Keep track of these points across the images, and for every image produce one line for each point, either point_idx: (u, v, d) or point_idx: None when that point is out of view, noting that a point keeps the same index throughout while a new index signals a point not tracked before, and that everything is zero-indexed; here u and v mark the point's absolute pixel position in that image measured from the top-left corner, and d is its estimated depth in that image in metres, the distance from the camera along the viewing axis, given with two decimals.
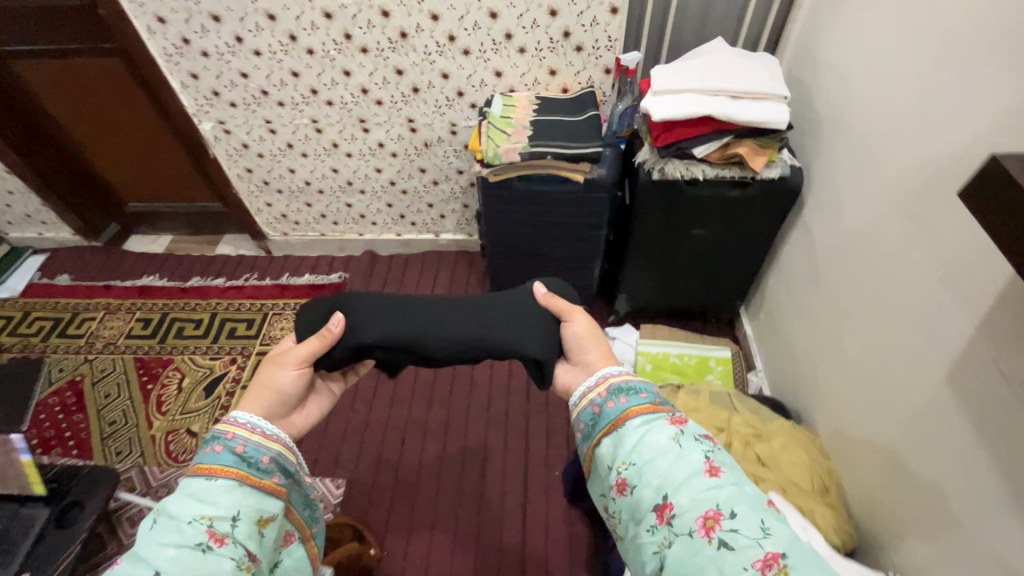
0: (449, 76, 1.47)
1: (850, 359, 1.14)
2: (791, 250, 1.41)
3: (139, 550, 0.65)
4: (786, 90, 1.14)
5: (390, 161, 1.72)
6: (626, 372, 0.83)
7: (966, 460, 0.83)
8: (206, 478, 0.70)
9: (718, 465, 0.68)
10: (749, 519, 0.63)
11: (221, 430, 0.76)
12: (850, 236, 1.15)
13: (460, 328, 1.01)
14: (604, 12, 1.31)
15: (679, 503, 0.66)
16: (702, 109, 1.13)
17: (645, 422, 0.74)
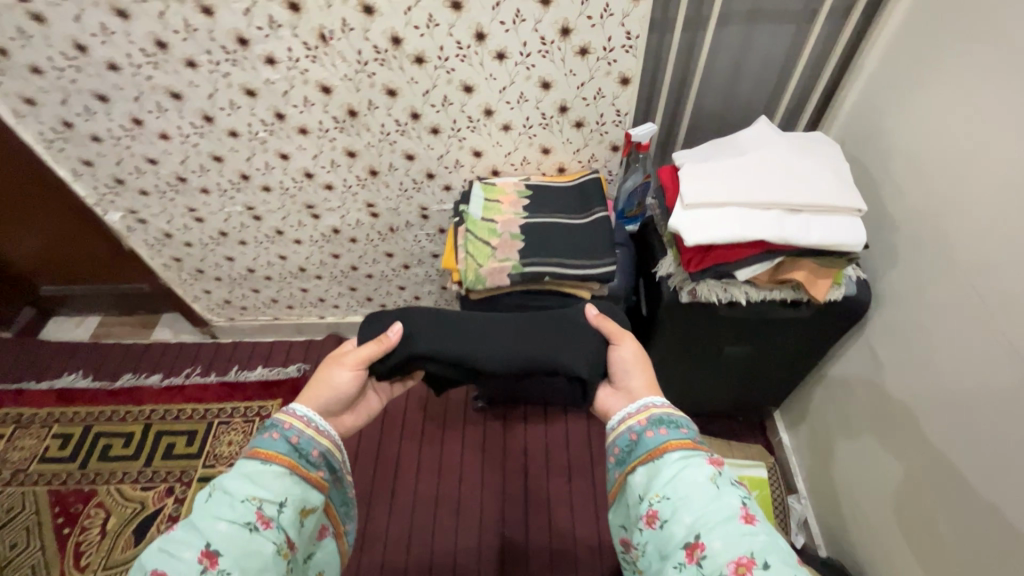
0: (415, 158, 1.16)
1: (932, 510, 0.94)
2: (847, 369, 1.15)
3: (189, 520, 0.66)
4: (860, 201, 0.86)
5: (349, 247, 1.42)
6: (669, 404, 0.81)
7: None
8: (262, 463, 0.72)
9: (756, 512, 0.65)
10: (782, 569, 0.60)
11: (279, 419, 0.78)
12: (953, 392, 0.89)
13: (514, 337, 0.91)
14: (611, 84, 1.01)
15: (710, 543, 0.63)
16: (750, 230, 0.85)
17: (682, 457, 0.72)
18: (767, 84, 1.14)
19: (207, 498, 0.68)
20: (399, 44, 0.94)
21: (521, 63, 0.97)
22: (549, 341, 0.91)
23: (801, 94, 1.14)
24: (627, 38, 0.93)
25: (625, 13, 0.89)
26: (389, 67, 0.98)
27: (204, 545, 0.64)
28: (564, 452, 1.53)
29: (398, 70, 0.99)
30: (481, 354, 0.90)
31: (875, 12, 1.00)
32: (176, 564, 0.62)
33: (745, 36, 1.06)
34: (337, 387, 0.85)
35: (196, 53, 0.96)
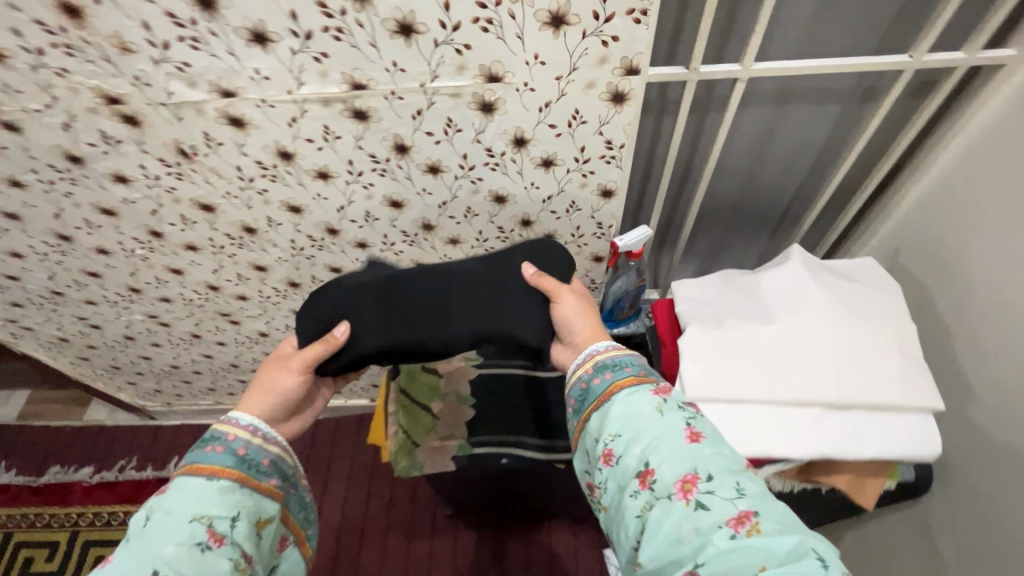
0: (342, 269, 0.91)
1: None
2: (887, 532, 0.90)
3: (117, 559, 0.47)
4: (936, 399, 0.60)
5: (283, 347, 1.17)
6: (615, 343, 0.61)
7: None
8: (205, 481, 0.51)
9: (704, 430, 0.51)
10: (729, 480, 0.48)
11: (220, 428, 0.56)
12: None
13: (483, 264, 0.67)
14: (588, 196, 0.74)
15: (658, 468, 0.50)
16: (780, 437, 0.61)
17: (628, 393, 0.55)
18: (801, 169, 0.86)
19: (143, 527, 0.48)
20: (291, 158, 0.68)
21: (463, 177, 0.71)
22: (519, 239, 0.70)
23: (847, 183, 0.86)
24: (607, 148, 0.66)
25: (602, 120, 0.62)
26: (283, 184, 0.72)
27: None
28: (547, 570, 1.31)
29: (297, 186, 0.72)
30: (459, 293, 0.64)
31: (958, 94, 0.71)
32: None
33: (772, 119, 0.78)
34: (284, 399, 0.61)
35: (18, 172, 0.70)
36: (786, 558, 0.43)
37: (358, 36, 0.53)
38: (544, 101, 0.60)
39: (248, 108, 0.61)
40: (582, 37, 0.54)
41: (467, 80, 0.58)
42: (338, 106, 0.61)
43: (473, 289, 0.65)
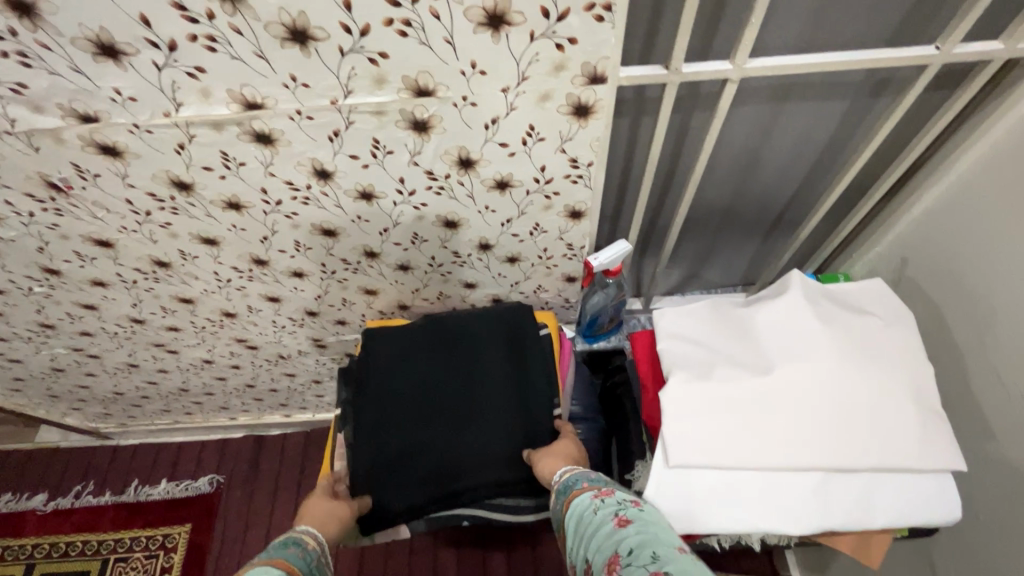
0: (282, 299, 0.79)
1: None
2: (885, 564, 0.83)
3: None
4: (955, 458, 0.52)
5: (233, 371, 1.06)
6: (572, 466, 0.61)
7: None
8: (285, 571, 0.48)
9: (630, 513, 0.48)
10: (644, 548, 0.44)
11: (296, 539, 0.55)
12: None
13: (498, 415, 0.68)
14: (554, 218, 0.63)
15: (590, 561, 0.47)
16: (779, 510, 0.52)
17: (569, 496, 0.55)
18: (802, 170, 0.75)
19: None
20: (190, 189, 0.56)
21: (403, 203, 0.59)
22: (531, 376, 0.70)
23: (854, 185, 0.76)
24: (572, 167, 0.55)
25: (564, 136, 0.51)
26: (188, 216, 0.60)
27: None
28: None
29: (206, 218, 0.60)
30: (463, 446, 0.67)
31: (989, 86, 0.60)
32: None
33: (769, 117, 0.67)
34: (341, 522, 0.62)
35: None
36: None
37: (238, 45, 0.41)
38: (490, 116, 0.48)
39: (119, 134, 0.49)
40: (530, 39, 0.42)
41: (390, 94, 0.46)
42: (232, 129, 0.48)
43: (477, 441, 0.67)
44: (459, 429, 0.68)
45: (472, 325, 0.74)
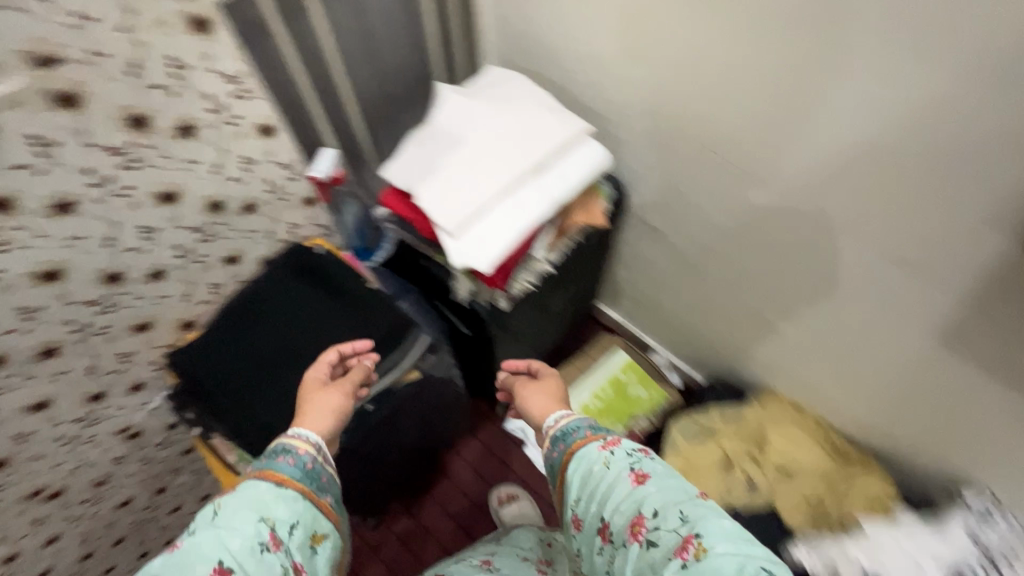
0: (53, 399, 0.70)
1: (750, 310, 1.08)
2: (631, 244, 1.21)
3: (186, 540, 0.47)
4: (581, 122, 0.80)
5: (55, 551, 0.88)
6: (566, 412, 0.73)
7: (867, 311, 0.86)
8: (273, 484, 0.53)
9: (646, 471, 0.61)
10: (671, 512, 0.57)
11: (289, 443, 0.59)
12: (717, 225, 0.98)
13: (325, 313, 0.81)
14: (252, 142, 0.75)
15: (612, 520, 0.60)
16: (527, 214, 0.74)
17: (574, 447, 0.67)
18: None
19: (214, 515, 0.49)
20: None
21: (108, 196, 0.61)
22: (322, 268, 0.84)
23: None
24: (232, 83, 0.67)
25: (207, 56, 0.62)
26: None
27: (213, 561, 0.46)
28: (483, 485, 1.38)
29: None
30: (319, 354, 0.78)
31: None
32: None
33: None
34: (339, 414, 0.67)
35: None
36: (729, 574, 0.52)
37: None
38: (129, 60, 0.55)
39: None
40: None
41: (26, 76, 0.49)
42: None
43: (322, 348, 0.78)
44: (307, 349, 0.78)
45: (255, 287, 0.82)
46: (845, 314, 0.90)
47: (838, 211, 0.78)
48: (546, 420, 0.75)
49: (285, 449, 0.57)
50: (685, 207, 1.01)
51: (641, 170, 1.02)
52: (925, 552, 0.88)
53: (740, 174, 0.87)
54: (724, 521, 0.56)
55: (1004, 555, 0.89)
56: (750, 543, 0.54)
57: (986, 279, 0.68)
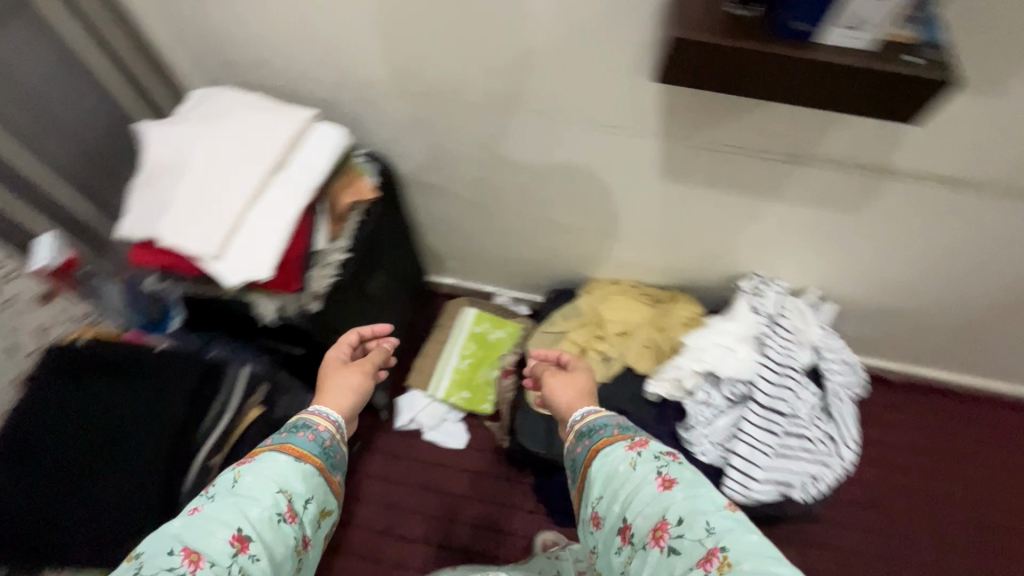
0: None
1: (539, 219, 1.21)
2: (423, 209, 1.28)
3: (209, 507, 0.57)
4: (301, 110, 0.81)
5: None
6: (592, 409, 0.83)
7: (611, 175, 1.02)
8: (292, 458, 0.64)
9: (674, 479, 0.68)
10: (696, 522, 0.63)
11: (311, 421, 0.70)
12: (474, 157, 1.08)
13: (124, 393, 0.75)
14: None
15: (634, 522, 0.67)
16: (284, 212, 0.75)
17: (601, 444, 0.76)
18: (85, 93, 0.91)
19: (235, 485, 0.59)
20: None
21: None
22: (104, 355, 0.78)
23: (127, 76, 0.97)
24: None
25: None
26: None
27: (236, 529, 0.55)
28: (403, 487, 1.38)
29: None
30: (133, 433, 0.73)
31: None
32: (206, 543, 0.54)
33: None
34: (358, 393, 0.79)
35: None
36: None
37: None
38: None
39: None
40: None
41: None
42: None
43: (134, 426, 0.73)
44: (117, 434, 0.73)
45: (39, 400, 0.74)
46: (599, 184, 1.05)
47: (553, 107, 0.92)
48: (574, 413, 0.86)
49: (310, 424, 0.69)
50: (442, 155, 1.09)
51: (392, 139, 1.08)
52: (731, 331, 1.12)
53: (466, 105, 0.97)
54: (749, 531, 0.63)
55: (776, 305, 1.18)
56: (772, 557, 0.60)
57: (666, 116, 0.87)
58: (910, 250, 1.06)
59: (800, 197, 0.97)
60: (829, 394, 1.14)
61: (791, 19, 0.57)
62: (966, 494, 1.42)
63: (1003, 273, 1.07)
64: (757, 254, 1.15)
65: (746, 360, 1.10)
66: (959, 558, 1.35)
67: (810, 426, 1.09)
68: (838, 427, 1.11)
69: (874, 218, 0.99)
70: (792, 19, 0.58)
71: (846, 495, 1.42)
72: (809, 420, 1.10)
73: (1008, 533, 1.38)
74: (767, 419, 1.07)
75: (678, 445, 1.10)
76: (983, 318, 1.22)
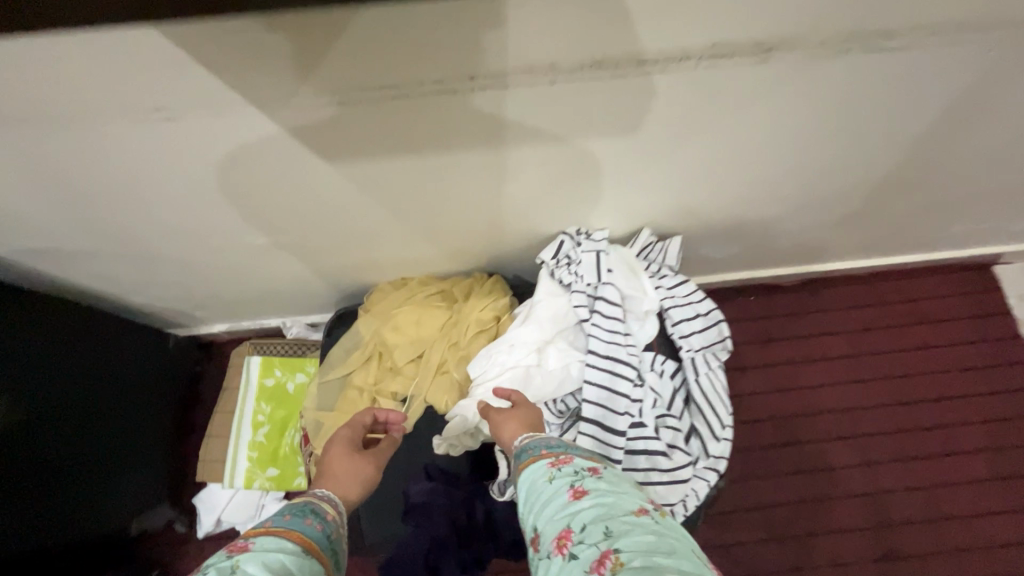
0: None
1: (240, 244, 0.83)
2: (89, 275, 0.88)
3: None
4: None
5: None
6: (529, 434, 0.63)
7: (263, 167, 0.65)
8: (298, 548, 0.48)
9: (588, 482, 0.51)
10: (596, 524, 0.46)
11: (313, 507, 0.57)
12: (64, 200, 0.69)
13: None
14: None
15: (540, 532, 0.50)
16: None
17: (524, 458, 0.59)
18: None
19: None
20: None
21: None
22: None
23: None
24: None
25: None
26: None
27: None
28: None
29: None
30: None
31: None
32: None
33: None
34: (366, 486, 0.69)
35: None
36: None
37: None
38: None
39: None
40: None
41: None
42: None
43: None
44: None
45: None
46: (259, 182, 0.68)
47: (70, 105, 0.53)
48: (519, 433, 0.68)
49: (305, 509, 0.55)
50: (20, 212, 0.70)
51: None
52: (536, 336, 0.81)
53: None
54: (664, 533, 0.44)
55: (594, 270, 0.82)
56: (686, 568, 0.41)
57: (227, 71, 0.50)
58: (743, 154, 0.70)
59: (539, 131, 0.60)
60: (686, 370, 0.85)
61: None
62: (886, 393, 1.21)
63: (881, 150, 0.73)
64: (544, 213, 0.79)
65: (560, 369, 0.81)
66: (890, 473, 1.15)
67: (663, 429, 0.80)
68: (701, 417, 0.83)
69: (666, 128, 0.63)
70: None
71: (757, 439, 1.18)
72: (662, 419, 0.81)
73: (937, 424, 1.19)
74: (603, 442, 0.78)
75: (508, 506, 0.84)
76: (875, 203, 0.90)
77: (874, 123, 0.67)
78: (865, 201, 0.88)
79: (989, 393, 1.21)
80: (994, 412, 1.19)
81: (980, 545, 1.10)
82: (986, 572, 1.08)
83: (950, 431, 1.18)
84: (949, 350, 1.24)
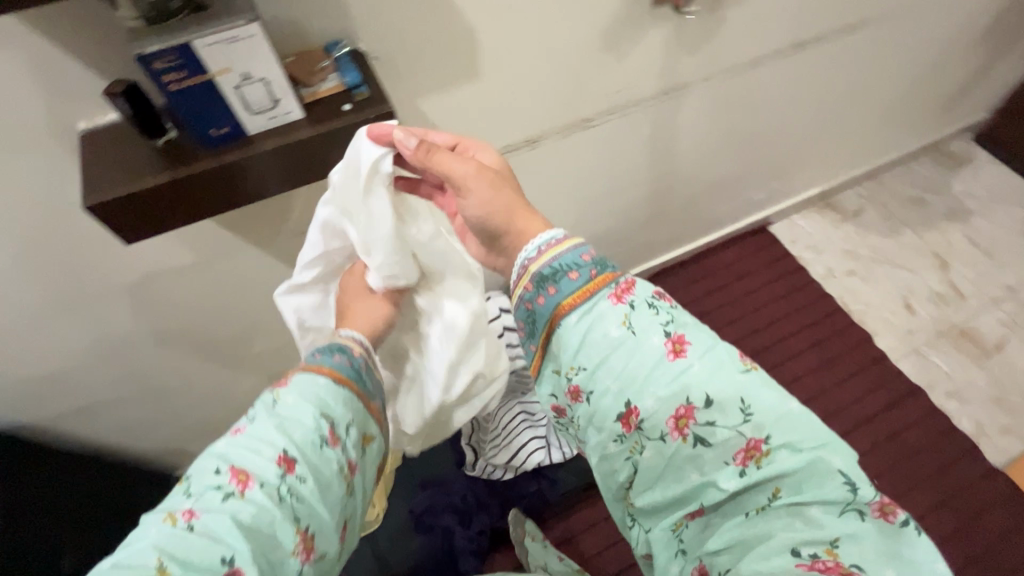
0: None
1: (237, 359, 1.09)
2: (114, 427, 1.09)
3: (252, 427, 0.58)
4: None
5: None
6: (551, 244, 0.59)
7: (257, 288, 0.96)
8: (328, 381, 0.62)
9: (685, 344, 0.55)
10: (732, 406, 0.52)
11: (343, 345, 0.68)
12: (113, 357, 0.94)
13: None
14: None
15: (643, 405, 0.54)
16: None
17: (574, 288, 0.58)
18: None
19: (274, 405, 0.59)
20: None
21: None
22: None
23: None
24: None
25: None
26: None
27: (281, 450, 0.55)
28: None
29: None
30: None
31: None
32: (253, 463, 0.55)
33: None
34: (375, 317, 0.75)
35: None
36: (797, 473, 0.50)
37: None
38: None
39: None
40: None
41: None
42: None
43: None
44: None
45: None
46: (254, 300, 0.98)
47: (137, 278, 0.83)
48: (525, 251, 0.60)
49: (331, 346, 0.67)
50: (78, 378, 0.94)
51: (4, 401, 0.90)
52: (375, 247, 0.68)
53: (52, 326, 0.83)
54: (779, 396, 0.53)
55: None
56: (816, 433, 0.52)
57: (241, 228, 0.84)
58: (558, 198, 1.13)
59: None
60: None
61: (209, 128, 0.56)
62: (734, 332, 1.65)
63: (636, 175, 1.20)
64: None
65: None
66: None
67: None
68: None
69: None
70: (208, 127, 0.56)
71: None
72: None
73: (774, 341, 1.64)
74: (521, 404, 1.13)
75: (486, 483, 1.11)
76: (658, 207, 1.37)
77: (621, 161, 1.13)
78: (651, 207, 1.35)
79: (798, 309, 1.69)
80: (806, 320, 1.67)
81: (834, 412, 1.51)
82: (841, 428, 1.49)
83: (784, 343, 1.63)
84: (763, 289, 1.73)
